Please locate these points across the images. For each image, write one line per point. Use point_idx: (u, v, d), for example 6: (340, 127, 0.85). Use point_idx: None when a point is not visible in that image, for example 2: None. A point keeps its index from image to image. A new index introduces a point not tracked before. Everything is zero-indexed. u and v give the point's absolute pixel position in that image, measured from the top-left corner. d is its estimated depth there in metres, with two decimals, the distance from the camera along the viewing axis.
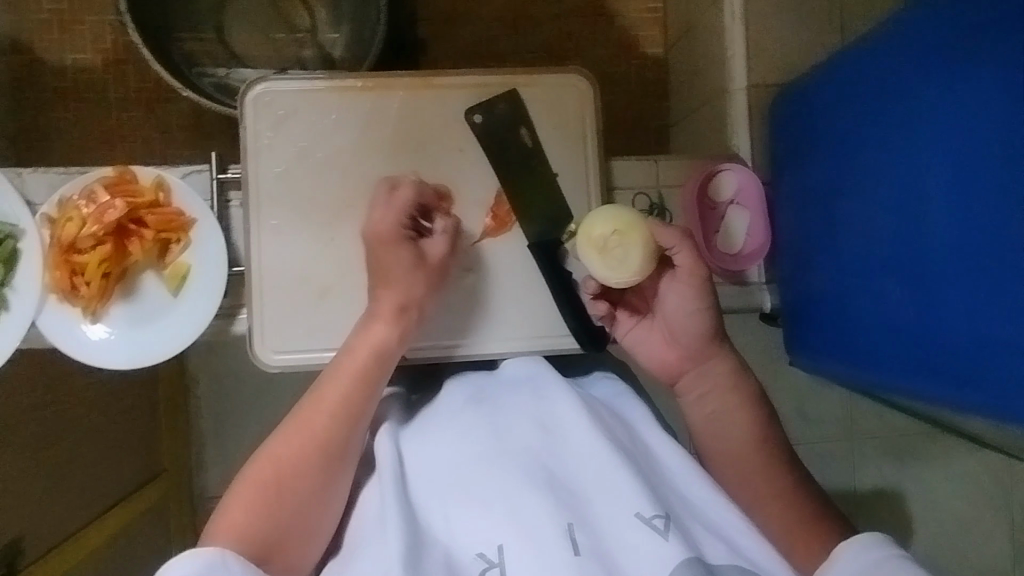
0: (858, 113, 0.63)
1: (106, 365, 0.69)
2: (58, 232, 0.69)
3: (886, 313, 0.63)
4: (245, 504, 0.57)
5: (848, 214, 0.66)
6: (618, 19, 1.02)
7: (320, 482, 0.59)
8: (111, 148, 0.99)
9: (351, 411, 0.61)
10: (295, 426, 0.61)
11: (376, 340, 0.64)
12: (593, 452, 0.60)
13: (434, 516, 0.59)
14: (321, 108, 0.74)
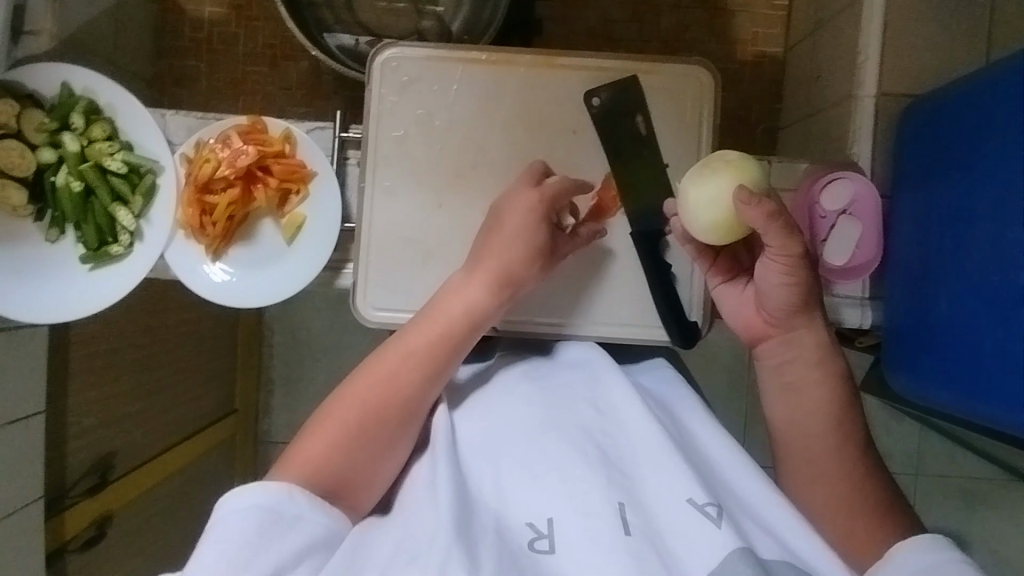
0: (1009, 132, 0.58)
1: (222, 301, 0.74)
2: (193, 172, 0.74)
3: (1012, 351, 0.58)
4: (324, 432, 0.60)
5: (981, 242, 0.61)
6: (739, 14, 1.00)
7: (399, 422, 0.61)
8: (234, 99, 1.05)
9: (433, 362, 0.62)
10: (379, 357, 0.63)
11: (467, 300, 0.64)
12: (646, 436, 0.59)
13: (486, 482, 0.59)
14: (444, 78, 0.76)
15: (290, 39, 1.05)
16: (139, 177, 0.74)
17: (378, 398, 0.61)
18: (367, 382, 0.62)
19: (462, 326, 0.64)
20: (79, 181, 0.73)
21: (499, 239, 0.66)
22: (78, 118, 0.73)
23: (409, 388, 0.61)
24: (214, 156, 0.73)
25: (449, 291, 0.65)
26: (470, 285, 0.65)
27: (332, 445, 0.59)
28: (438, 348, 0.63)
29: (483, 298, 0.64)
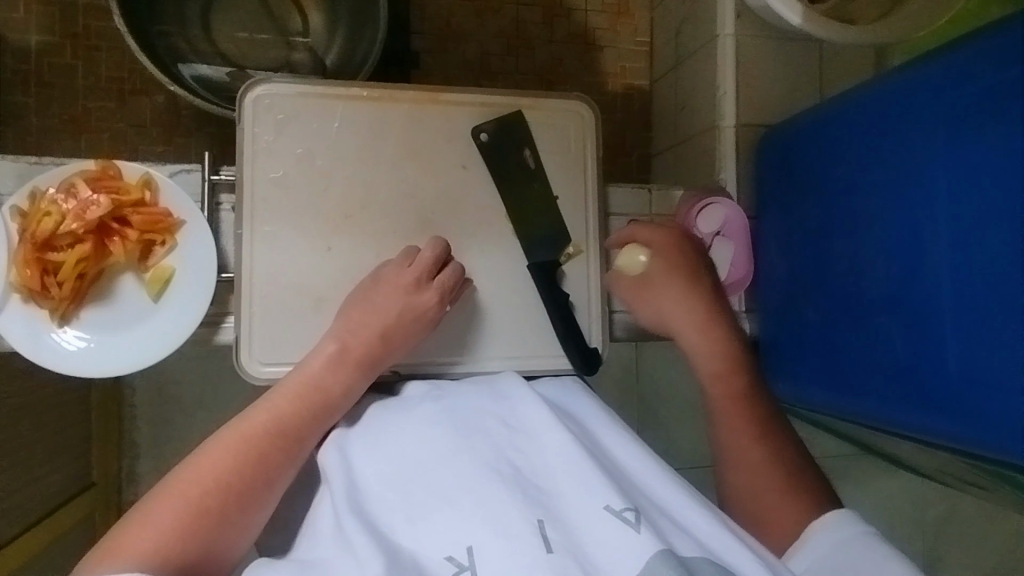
0: (858, 156, 0.66)
1: (74, 372, 0.64)
2: (29, 226, 0.64)
3: (874, 348, 0.65)
4: (161, 508, 0.52)
5: (841, 253, 0.68)
6: (607, 49, 1.05)
7: (259, 496, 0.57)
8: (75, 138, 0.93)
9: (292, 442, 0.60)
10: (225, 437, 0.58)
11: (321, 374, 0.63)
12: (560, 449, 0.57)
13: (393, 519, 0.55)
14: (323, 115, 0.72)
15: (141, 71, 0.95)
16: None
17: (236, 469, 0.56)
18: (224, 453, 0.57)
19: (324, 396, 0.62)
20: None
21: (374, 316, 0.66)
22: None
23: (275, 462, 0.58)
24: (56, 208, 0.64)
25: (314, 364, 0.63)
26: (341, 356, 0.64)
27: (175, 525, 0.52)
28: (306, 419, 0.61)
29: (346, 370, 0.64)
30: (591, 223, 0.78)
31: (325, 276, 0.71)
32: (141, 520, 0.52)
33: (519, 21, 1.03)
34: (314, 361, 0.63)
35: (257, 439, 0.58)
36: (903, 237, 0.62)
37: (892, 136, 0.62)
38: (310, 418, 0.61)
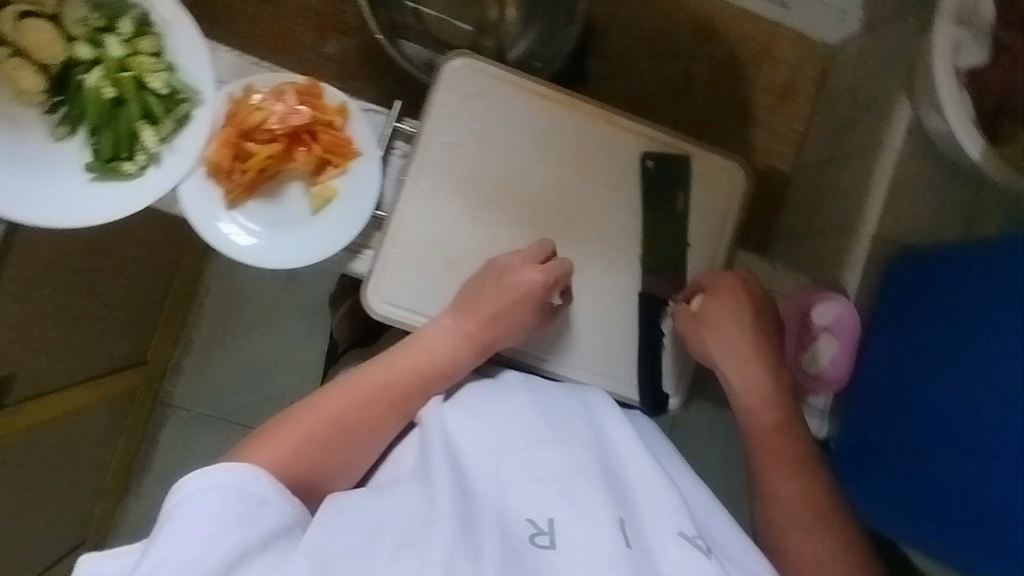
0: (963, 287, 0.64)
1: (229, 252, 0.71)
2: (235, 114, 0.70)
3: (940, 488, 0.61)
4: (289, 428, 0.63)
5: (929, 383, 0.66)
6: (762, 125, 1.08)
7: (370, 436, 0.66)
8: (268, 50, 0.98)
9: (401, 401, 0.67)
10: (350, 383, 0.67)
11: (435, 348, 0.69)
12: (644, 466, 0.61)
13: (483, 479, 0.58)
14: (509, 100, 0.77)
15: (342, 7, 0.99)
16: (175, 103, 0.69)
17: (356, 410, 0.66)
18: (345, 393, 0.67)
19: (437, 362, 0.69)
20: (112, 87, 0.67)
21: (492, 298, 0.70)
22: (125, 24, 0.68)
23: (388, 409, 0.67)
24: (263, 106, 0.70)
25: (432, 332, 0.70)
26: (460, 329, 0.70)
27: (297, 447, 0.62)
28: (418, 377, 0.68)
29: (459, 348, 0.70)
30: None
31: (463, 243, 0.75)
32: (275, 432, 0.63)
33: (688, 76, 1.07)
34: (434, 330, 0.70)
35: (374, 388, 0.67)
36: (988, 371, 0.58)
37: (995, 273, 0.60)
38: (420, 384, 0.68)
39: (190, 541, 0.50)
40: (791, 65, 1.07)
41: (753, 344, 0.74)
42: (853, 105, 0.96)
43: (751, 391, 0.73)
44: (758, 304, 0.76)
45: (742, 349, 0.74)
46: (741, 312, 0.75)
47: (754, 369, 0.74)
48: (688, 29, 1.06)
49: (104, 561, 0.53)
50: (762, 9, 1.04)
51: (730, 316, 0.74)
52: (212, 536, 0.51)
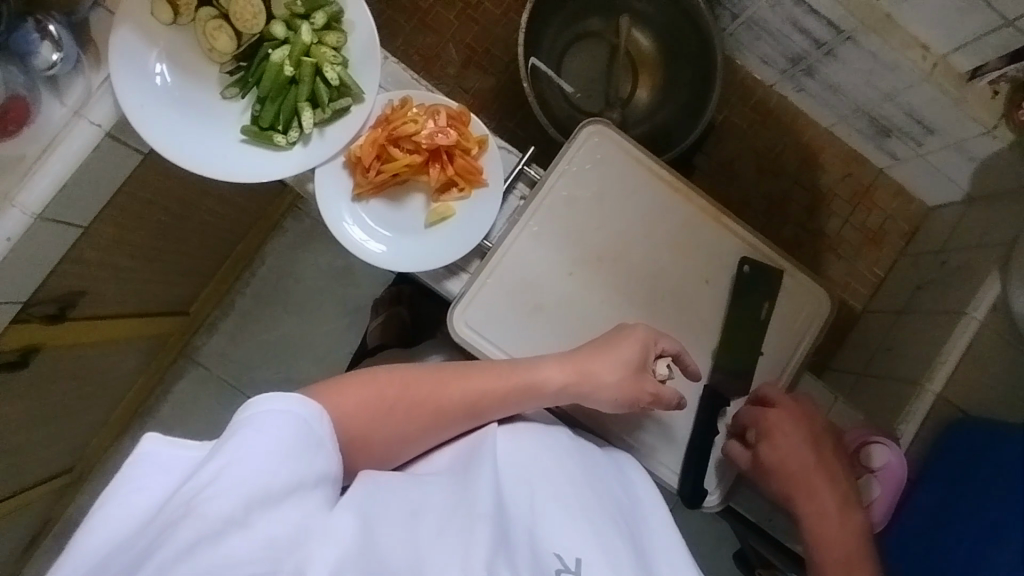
0: None
1: (342, 240, 0.75)
2: (388, 119, 0.76)
3: None
4: (363, 387, 0.62)
5: None
6: (843, 261, 1.12)
7: (427, 430, 0.63)
8: (417, 70, 1.05)
9: (475, 410, 0.65)
10: (434, 373, 0.65)
11: (539, 374, 0.67)
12: (667, 536, 0.62)
13: (519, 502, 0.57)
14: (631, 175, 0.82)
15: (493, 54, 1.06)
16: (340, 96, 0.75)
17: (426, 403, 0.63)
18: (425, 382, 0.64)
19: (522, 395, 0.66)
20: (292, 67, 0.74)
21: (597, 358, 0.69)
22: (320, 16, 0.74)
23: (454, 416, 0.64)
24: (415, 119, 0.75)
25: (531, 360, 0.69)
26: (555, 367, 0.68)
27: (360, 408, 0.60)
28: (498, 400, 0.65)
29: (558, 379, 0.68)
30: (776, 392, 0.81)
31: (555, 292, 0.78)
32: (350, 383, 0.61)
33: (789, 196, 1.12)
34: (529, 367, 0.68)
35: (451, 391, 0.64)
36: None
37: None
38: (503, 402, 0.65)
39: (265, 457, 0.47)
40: (886, 212, 1.11)
41: (822, 479, 0.72)
42: (940, 267, 1.00)
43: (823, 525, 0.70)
44: (822, 441, 0.74)
45: (805, 482, 0.73)
46: (806, 448, 0.73)
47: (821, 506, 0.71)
48: (799, 154, 1.12)
49: (167, 446, 0.49)
50: (872, 155, 1.10)
51: (794, 449, 0.73)
52: (282, 462, 0.47)
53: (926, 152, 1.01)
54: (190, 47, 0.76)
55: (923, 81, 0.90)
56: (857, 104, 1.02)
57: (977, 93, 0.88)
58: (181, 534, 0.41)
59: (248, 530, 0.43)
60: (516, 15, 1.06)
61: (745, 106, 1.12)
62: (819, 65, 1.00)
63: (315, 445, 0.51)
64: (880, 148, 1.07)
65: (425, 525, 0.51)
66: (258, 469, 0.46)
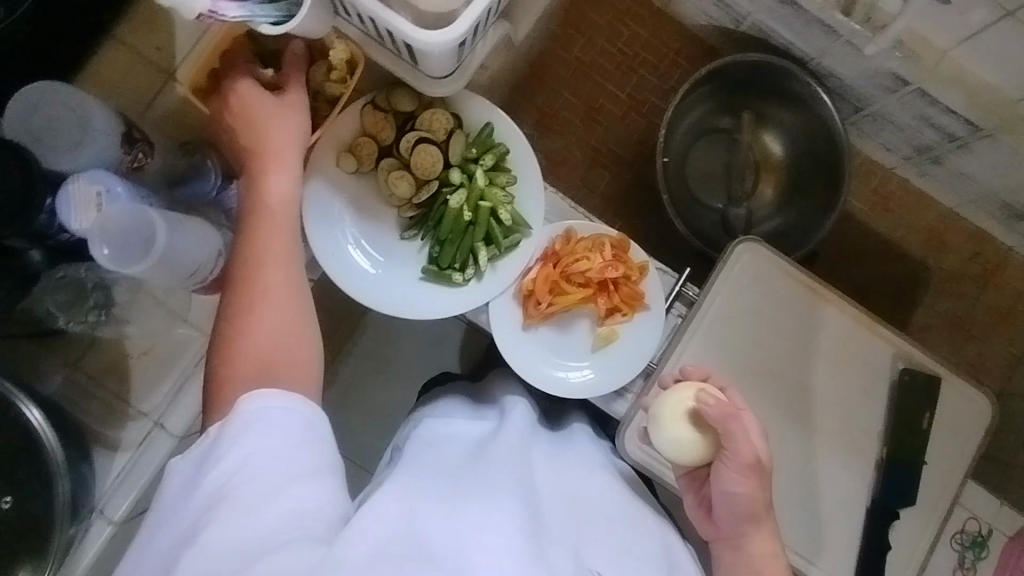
0: None
1: (518, 368, 0.79)
2: (558, 254, 0.80)
3: None
4: (248, 305, 0.59)
5: None
6: (975, 341, 1.11)
7: (296, 312, 0.60)
8: (544, 173, 1.09)
9: (258, 253, 0.61)
10: (252, 273, 0.61)
11: (282, 189, 0.66)
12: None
13: (553, 508, 0.61)
14: (784, 289, 0.84)
15: (615, 153, 1.10)
16: (512, 234, 0.80)
17: (278, 281, 0.60)
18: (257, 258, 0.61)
19: (283, 210, 0.65)
20: (469, 211, 0.78)
21: (263, 157, 0.67)
22: (489, 158, 0.80)
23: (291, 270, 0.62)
24: (582, 253, 0.80)
25: (261, 178, 0.66)
26: (291, 177, 0.67)
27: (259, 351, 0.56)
28: (266, 225, 0.64)
29: (290, 183, 0.67)
30: (944, 501, 0.82)
31: None
32: (251, 338, 0.58)
33: (918, 277, 1.12)
34: (254, 186, 0.66)
35: (280, 257, 0.62)
36: None
37: None
38: (284, 231, 0.64)
39: (271, 449, 0.49)
40: (1018, 291, 1.11)
41: (760, 543, 0.65)
42: None
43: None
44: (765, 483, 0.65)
45: (726, 524, 0.66)
46: (750, 490, 0.64)
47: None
48: (922, 235, 1.12)
49: (187, 462, 0.51)
50: (1000, 234, 1.10)
51: (739, 494, 0.65)
52: (288, 453, 0.49)
53: None
54: (367, 194, 0.82)
55: None
56: (990, 190, 1.02)
57: None
58: (211, 530, 0.45)
59: (264, 512, 0.46)
60: (638, 116, 1.11)
61: (866, 189, 1.12)
62: (947, 155, 1.01)
63: (309, 435, 0.52)
64: (1012, 229, 1.07)
65: (465, 506, 0.53)
66: (280, 444, 0.50)
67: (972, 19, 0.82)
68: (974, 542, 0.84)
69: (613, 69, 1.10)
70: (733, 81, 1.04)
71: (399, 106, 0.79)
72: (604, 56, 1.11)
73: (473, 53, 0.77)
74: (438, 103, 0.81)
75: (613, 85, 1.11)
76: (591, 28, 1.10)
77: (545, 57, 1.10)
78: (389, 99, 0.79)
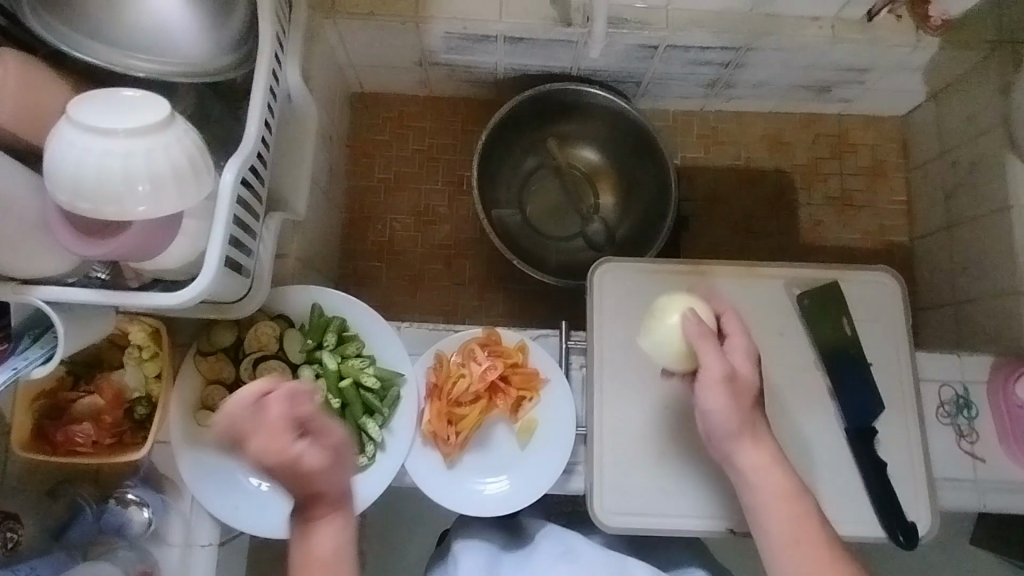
0: None
1: (465, 511, 0.76)
2: (438, 383, 0.78)
3: None
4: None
5: None
6: (865, 209, 1.11)
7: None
8: (412, 294, 1.09)
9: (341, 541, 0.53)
10: (301, 541, 0.53)
11: (313, 464, 0.50)
12: None
13: None
14: (657, 288, 0.84)
15: (463, 240, 1.11)
16: (388, 391, 0.78)
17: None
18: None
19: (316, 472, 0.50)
20: (337, 397, 0.77)
21: (321, 506, 0.52)
22: (331, 336, 0.79)
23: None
24: (459, 369, 0.78)
25: (252, 454, 0.49)
26: (310, 448, 0.50)
27: None
28: (316, 504, 0.52)
29: (314, 455, 0.50)
30: (908, 391, 0.80)
31: (666, 433, 0.79)
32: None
33: (784, 186, 1.12)
34: (263, 463, 0.49)
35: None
36: None
37: None
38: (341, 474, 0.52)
39: None
40: (871, 145, 1.12)
41: (753, 451, 0.63)
42: (955, 169, 1.00)
43: (753, 494, 0.63)
44: (745, 399, 0.63)
45: (719, 442, 0.65)
46: (729, 404, 0.63)
47: (755, 487, 0.63)
48: (763, 148, 1.13)
49: None
50: (825, 109, 1.11)
51: (719, 412, 0.63)
52: None
53: (872, 85, 1.03)
54: None
55: (832, 42, 0.92)
56: (789, 83, 1.04)
57: (885, 24, 0.91)
58: None
59: None
60: (463, 197, 1.12)
61: (693, 139, 1.13)
62: (734, 77, 1.03)
63: None
64: (830, 101, 1.09)
65: None
66: None
67: None
68: (959, 407, 0.81)
69: (420, 172, 1.12)
70: (522, 120, 1.04)
71: (221, 341, 0.78)
72: (404, 163, 1.13)
73: (255, 259, 0.76)
74: (257, 315, 0.80)
75: (427, 184, 1.12)
76: (380, 148, 1.13)
77: (354, 196, 1.11)
78: (210, 339, 0.78)
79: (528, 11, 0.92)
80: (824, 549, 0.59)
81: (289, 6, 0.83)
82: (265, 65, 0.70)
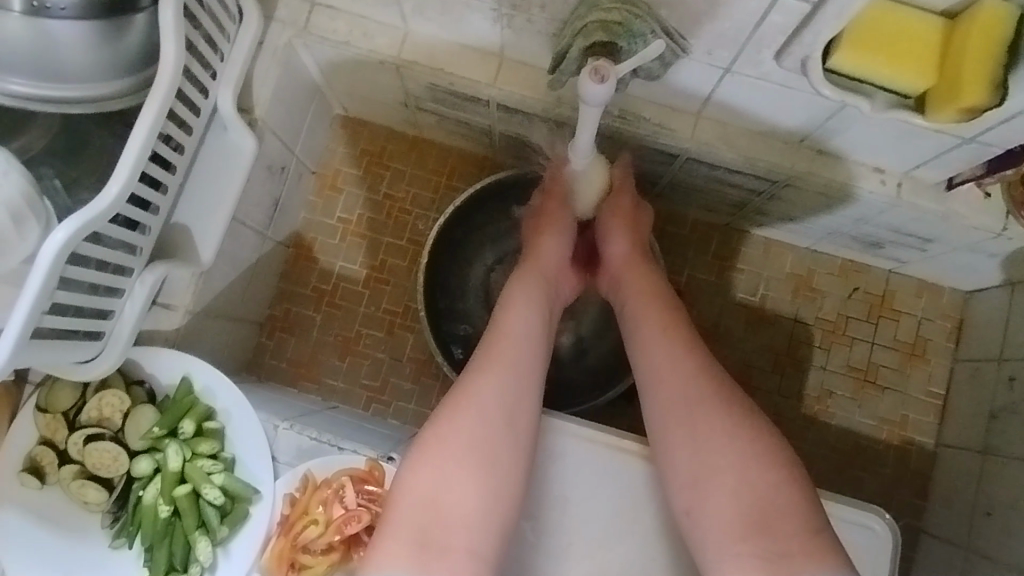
0: None
1: None
2: (289, 518, 0.65)
3: None
4: (446, 410, 0.55)
5: None
6: (889, 392, 0.91)
7: (494, 510, 0.52)
8: (341, 357, 0.95)
9: (478, 473, 0.52)
10: (423, 453, 0.53)
11: (535, 294, 0.66)
12: None
13: None
14: (608, 466, 0.60)
15: (415, 309, 0.97)
16: (232, 510, 0.65)
17: (456, 503, 0.51)
18: (438, 455, 0.53)
19: (530, 348, 0.60)
20: (168, 504, 0.65)
21: (482, 438, 0.53)
22: (188, 424, 0.66)
23: (508, 424, 0.55)
24: (323, 512, 0.64)
25: (517, 292, 0.65)
26: (511, 356, 0.58)
27: (436, 508, 0.51)
28: (525, 351, 0.59)
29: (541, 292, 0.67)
30: None
31: None
32: (418, 482, 0.52)
33: (798, 341, 0.93)
34: (522, 280, 0.68)
35: (505, 348, 0.59)
36: None
37: None
38: (511, 406, 0.56)
39: None
40: (918, 316, 0.92)
41: (636, 278, 0.68)
42: (1009, 387, 0.79)
43: (635, 337, 0.63)
44: (641, 242, 0.73)
45: (613, 270, 0.72)
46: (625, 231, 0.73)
47: (636, 289, 0.67)
48: (787, 288, 0.94)
49: None
50: (871, 262, 0.92)
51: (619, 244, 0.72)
52: None
53: (934, 254, 0.83)
54: (61, 510, 0.67)
55: (894, 205, 0.73)
56: (836, 228, 0.84)
57: (965, 198, 0.71)
58: None
59: None
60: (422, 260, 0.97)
61: (706, 258, 0.95)
62: (766, 206, 0.84)
63: None
64: (879, 255, 0.89)
65: None
66: None
67: (691, 80, 0.66)
68: None
69: (387, 222, 0.98)
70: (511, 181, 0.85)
71: (60, 402, 0.67)
72: (372, 207, 0.98)
73: (115, 318, 0.63)
74: (110, 378, 0.67)
75: (389, 236, 0.98)
76: (351, 182, 0.99)
77: (307, 231, 0.98)
78: (50, 395, 0.67)
79: (528, 81, 0.74)
80: (716, 397, 0.55)
81: (233, 22, 0.69)
82: (157, 100, 0.56)
